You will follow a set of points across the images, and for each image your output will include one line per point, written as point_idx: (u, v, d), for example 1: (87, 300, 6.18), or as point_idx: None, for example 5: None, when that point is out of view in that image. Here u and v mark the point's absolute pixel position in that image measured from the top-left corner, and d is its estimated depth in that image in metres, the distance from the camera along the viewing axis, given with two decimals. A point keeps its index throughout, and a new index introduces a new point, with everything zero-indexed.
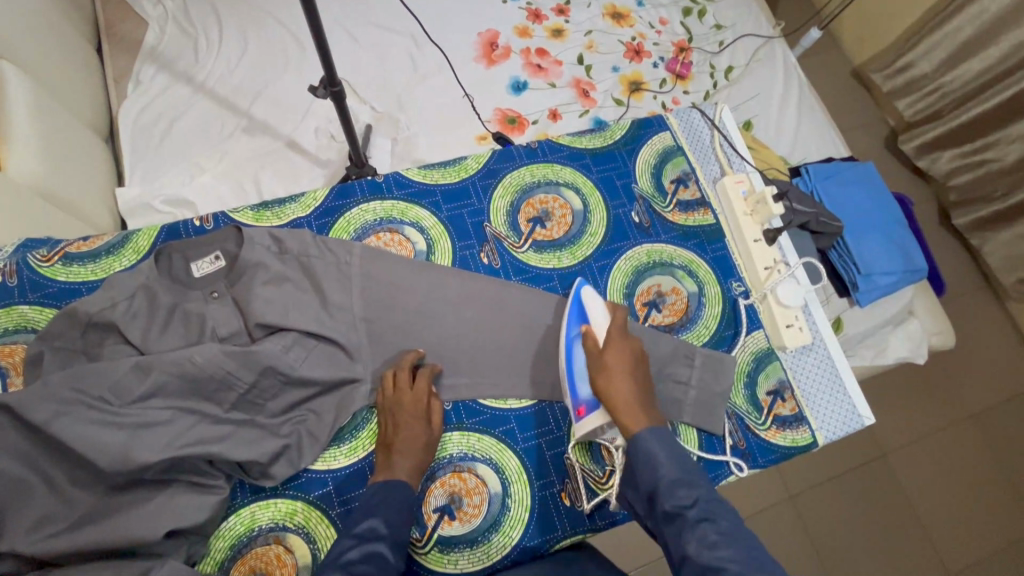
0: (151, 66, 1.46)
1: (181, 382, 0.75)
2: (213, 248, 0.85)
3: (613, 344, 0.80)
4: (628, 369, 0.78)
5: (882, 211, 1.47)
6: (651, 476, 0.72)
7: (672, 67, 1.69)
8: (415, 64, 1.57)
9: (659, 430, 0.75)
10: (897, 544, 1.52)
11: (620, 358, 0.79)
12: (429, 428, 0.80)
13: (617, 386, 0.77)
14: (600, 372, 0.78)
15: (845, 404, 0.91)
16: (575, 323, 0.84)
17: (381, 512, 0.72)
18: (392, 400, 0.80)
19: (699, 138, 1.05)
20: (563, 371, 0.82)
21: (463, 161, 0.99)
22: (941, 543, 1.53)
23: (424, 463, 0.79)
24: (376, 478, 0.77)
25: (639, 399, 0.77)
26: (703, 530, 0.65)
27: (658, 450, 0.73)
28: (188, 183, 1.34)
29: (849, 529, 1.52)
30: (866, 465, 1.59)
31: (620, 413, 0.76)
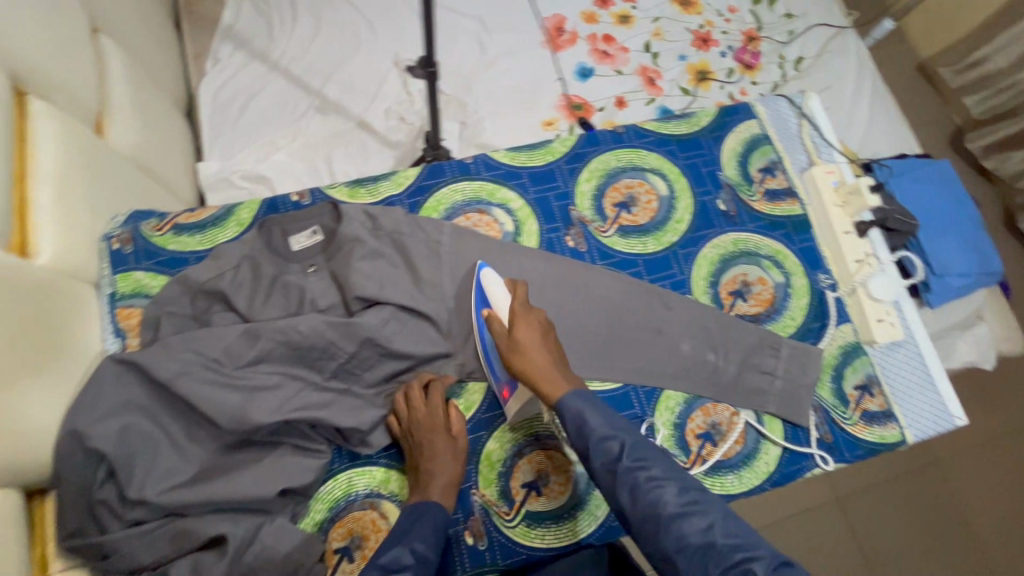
0: (229, 45, 1.50)
1: (285, 350, 0.78)
2: (310, 223, 0.88)
3: (517, 319, 0.79)
4: (536, 340, 0.78)
5: (959, 209, 1.43)
6: (581, 435, 0.70)
7: (740, 57, 1.66)
8: (483, 48, 1.58)
9: (581, 389, 0.74)
10: (952, 553, 1.51)
11: (528, 332, 0.78)
12: (452, 442, 0.79)
13: (529, 359, 0.76)
14: (511, 353, 0.77)
15: (936, 402, 0.90)
16: (479, 308, 0.84)
17: (407, 540, 0.68)
18: (408, 419, 0.79)
19: (787, 127, 1.04)
20: (481, 356, 0.84)
21: (549, 144, 1.00)
22: (996, 553, 1.51)
23: (457, 478, 0.77)
24: (412, 501, 0.75)
25: (552, 366, 0.76)
26: (632, 478, 0.65)
27: (585, 408, 0.72)
28: (264, 160, 1.37)
29: (902, 535, 1.51)
30: (920, 470, 1.58)
31: (538, 384, 0.75)
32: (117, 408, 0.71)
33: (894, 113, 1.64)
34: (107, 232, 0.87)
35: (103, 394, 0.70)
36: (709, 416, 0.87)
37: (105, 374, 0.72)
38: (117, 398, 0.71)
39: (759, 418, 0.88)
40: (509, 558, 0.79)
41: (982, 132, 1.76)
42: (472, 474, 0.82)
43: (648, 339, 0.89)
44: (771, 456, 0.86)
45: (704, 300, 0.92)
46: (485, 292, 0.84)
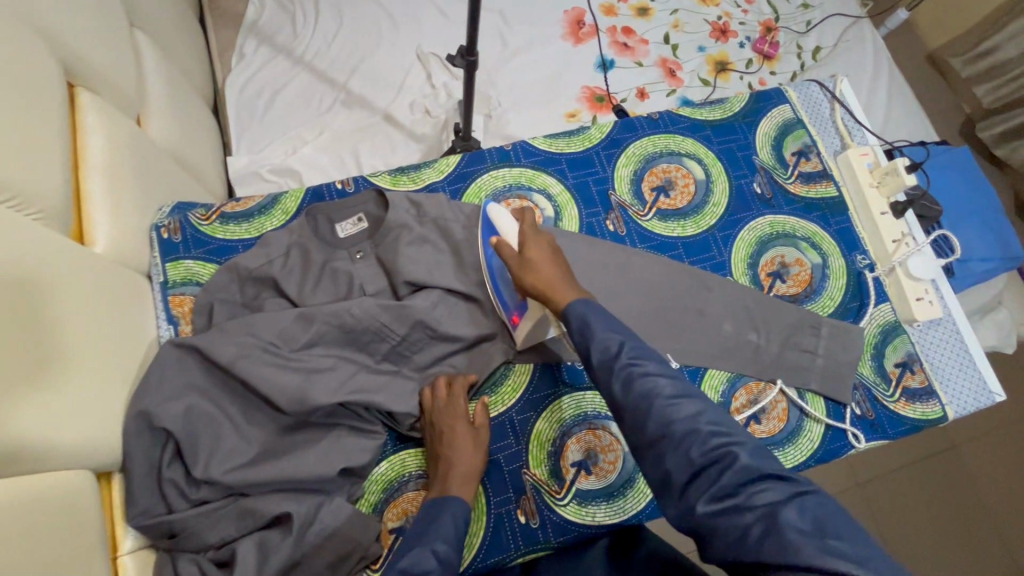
0: (253, 40, 1.51)
1: (339, 333, 0.80)
2: (355, 210, 0.90)
3: (527, 240, 0.79)
4: (546, 258, 0.77)
5: (981, 196, 1.45)
6: (584, 341, 0.67)
7: (758, 47, 1.67)
8: (505, 41, 1.59)
9: (588, 298, 0.72)
10: (973, 535, 1.53)
11: (538, 250, 0.78)
12: (474, 433, 0.78)
13: (537, 272, 0.75)
14: (520, 268, 0.77)
15: (975, 378, 0.91)
16: (488, 239, 0.84)
17: (427, 544, 0.63)
18: (431, 408, 0.79)
19: (819, 110, 1.05)
20: (490, 288, 0.84)
21: (586, 131, 1.01)
22: (1019, 537, 1.53)
23: (475, 469, 0.76)
24: (432, 493, 0.73)
25: (560, 279, 0.74)
26: (629, 374, 0.61)
27: (589, 311, 0.69)
28: (292, 155, 1.38)
29: (922, 519, 1.53)
30: (937, 455, 1.60)
31: (545, 295, 0.74)
32: (181, 390, 0.72)
33: (912, 101, 1.66)
34: (155, 222, 0.88)
35: (167, 377, 0.72)
36: (753, 394, 0.88)
37: (167, 358, 0.73)
38: (180, 380, 0.72)
39: (801, 396, 0.89)
40: (562, 536, 0.80)
41: (993, 121, 1.76)
42: (522, 454, 0.84)
43: (690, 320, 0.90)
44: (815, 434, 0.87)
45: (743, 281, 0.94)
46: (493, 222, 0.84)
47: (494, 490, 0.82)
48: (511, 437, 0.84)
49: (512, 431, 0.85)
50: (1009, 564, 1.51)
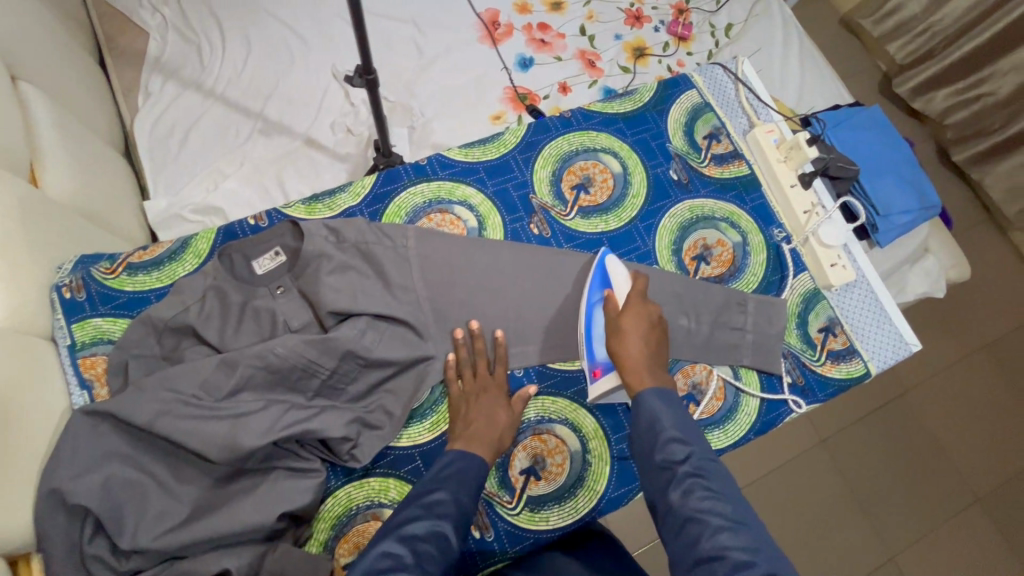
0: (158, 76, 1.45)
1: (265, 374, 0.77)
2: (271, 244, 0.87)
3: (630, 308, 0.81)
4: (641, 331, 0.80)
5: (894, 152, 1.53)
6: (653, 432, 0.73)
7: (673, 30, 1.70)
8: (421, 51, 1.58)
9: (663, 389, 0.77)
10: (928, 474, 1.64)
11: (636, 322, 0.81)
12: (511, 412, 0.83)
13: (628, 347, 0.79)
14: (616, 336, 0.81)
15: (892, 332, 0.96)
16: (596, 287, 0.86)
17: (450, 488, 0.72)
18: (474, 385, 0.84)
19: (725, 92, 1.08)
20: (581, 334, 0.86)
21: (501, 136, 1.00)
22: (965, 467, 1.66)
23: (499, 443, 0.80)
24: (455, 446, 0.78)
25: (646, 365, 0.78)
26: (689, 483, 0.67)
27: (661, 409, 0.74)
28: (213, 190, 1.34)
29: (882, 468, 1.62)
30: (889, 404, 1.69)
31: (623, 370, 0.79)
32: (98, 459, 0.69)
33: (823, 67, 1.72)
34: (55, 282, 0.83)
35: (80, 448, 0.68)
36: (689, 377, 0.91)
37: (78, 428, 0.70)
38: (95, 449, 0.69)
39: (735, 373, 0.93)
40: (517, 545, 0.81)
41: (907, 76, 1.85)
42: None
43: None
44: (752, 408, 0.91)
45: (670, 269, 0.95)
46: (606, 273, 0.86)
47: None
48: None
49: None
50: (960, 495, 1.63)
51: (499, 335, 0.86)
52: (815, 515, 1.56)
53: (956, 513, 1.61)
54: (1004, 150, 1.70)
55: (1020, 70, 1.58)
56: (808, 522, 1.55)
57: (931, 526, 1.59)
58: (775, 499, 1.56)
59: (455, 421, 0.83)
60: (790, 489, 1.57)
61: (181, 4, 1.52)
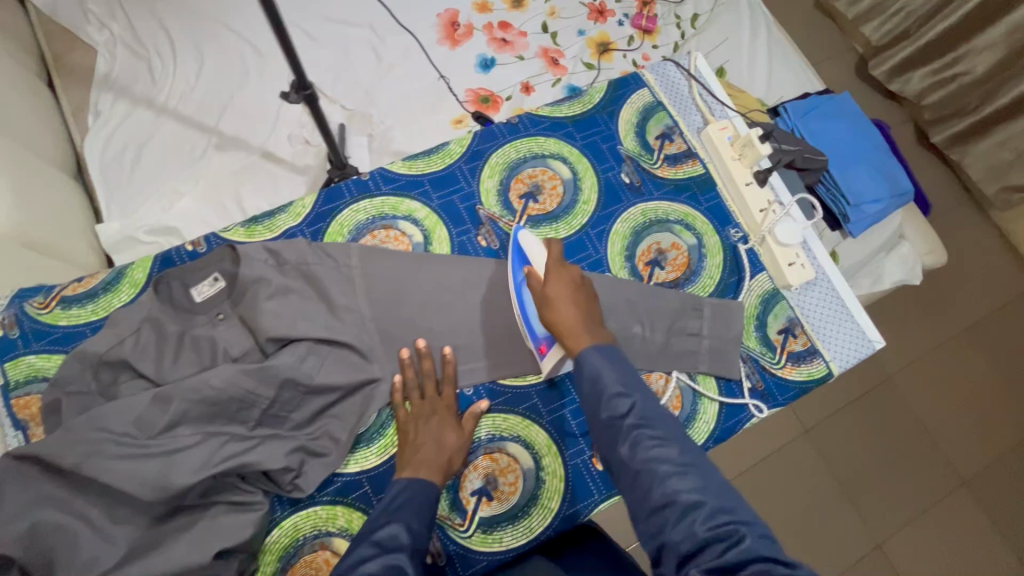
0: (108, 94, 1.42)
1: (202, 408, 0.75)
2: (210, 270, 0.85)
3: (554, 275, 0.79)
4: (567, 296, 0.77)
5: (865, 139, 1.49)
6: (596, 390, 0.70)
7: (637, 23, 1.66)
8: (379, 56, 1.54)
9: (601, 344, 0.74)
10: (913, 460, 1.62)
11: (561, 288, 0.78)
12: (461, 434, 0.81)
13: (558, 312, 0.76)
14: (544, 305, 0.77)
15: (855, 330, 0.93)
16: (518, 267, 0.84)
17: (401, 519, 0.69)
18: (421, 408, 0.82)
19: (677, 89, 1.05)
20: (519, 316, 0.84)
21: (446, 146, 0.98)
22: (950, 450, 1.65)
23: (447, 463, 0.78)
24: (401, 475, 0.76)
25: (581, 325, 0.75)
26: (637, 434, 0.65)
27: (602, 364, 0.71)
28: (169, 210, 1.32)
29: (866, 455, 1.61)
30: (873, 390, 1.67)
31: (561, 336, 0.75)
32: (27, 505, 0.67)
33: (792, 55, 1.69)
34: None
35: (8, 495, 0.67)
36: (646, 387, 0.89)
37: (6, 474, 0.68)
38: (24, 495, 0.67)
39: (693, 377, 0.90)
40: (469, 568, 0.80)
41: (882, 58, 1.83)
42: None
43: None
44: (710, 413, 0.88)
45: (623, 276, 0.93)
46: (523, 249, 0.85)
47: None
48: None
49: None
50: (945, 479, 1.62)
51: (448, 352, 0.84)
52: (801, 506, 1.54)
53: (941, 496, 1.60)
54: (979, 132, 1.70)
55: (994, 49, 1.57)
56: (794, 514, 1.53)
57: (917, 510, 1.58)
58: (761, 493, 1.54)
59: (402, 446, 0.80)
60: (775, 482, 1.55)
61: (130, 20, 1.49)
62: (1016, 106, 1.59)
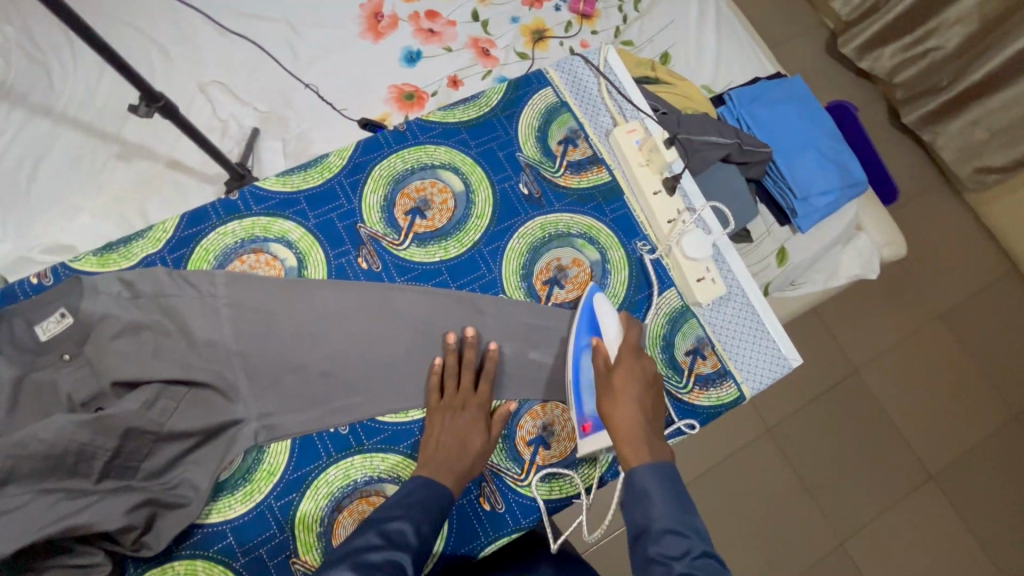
0: (2, 103, 1.32)
1: (32, 464, 0.68)
2: (57, 305, 0.76)
3: (622, 364, 0.75)
4: (634, 394, 0.73)
5: (813, 127, 1.41)
6: (644, 516, 0.66)
7: (575, 7, 1.56)
8: (296, 52, 1.44)
9: (660, 464, 0.69)
10: (879, 456, 1.55)
11: (628, 382, 0.73)
12: (488, 437, 0.77)
13: (619, 410, 0.71)
14: (607, 395, 0.73)
15: (771, 348, 0.87)
16: (584, 332, 0.79)
17: (413, 516, 0.68)
18: (449, 403, 0.78)
19: (585, 88, 0.97)
20: (569, 382, 0.79)
21: (326, 159, 0.90)
22: (917, 443, 1.57)
23: (469, 469, 0.74)
24: (420, 471, 0.73)
25: (640, 430, 0.70)
26: None
27: (657, 492, 0.67)
28: (68, 227, 1.24)
29: (830, 453, 1.53)
30: (838, 385, 1.60)
31: (618, 439, 0.70)
32: None
33: (743, 36, 1.59)
34: None
35: None
36: (539, 419, 0.82)
37: None
38: None
39: None
40: None
41: (851, 34, 1.73)
42: (289, 542, 0.76)
43: None
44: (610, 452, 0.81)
45: (518, 296, 0.86)
46: (596, 317, 0.79)
47: None
48: (273, 527, 0.76)
49: (274, 519, 0.76)
50: (913, 475, 1.54)
51: (493, 348, 0.81)
52: (760, 508, 1.47)
53: (908, 493, 1.52)
54: (952, 110, 1.60)
55: (965, 22, 1.47)
56: (752, 516, 1.46)
57: (882, 507, 1.50)
58: (718, 496, 1.47)
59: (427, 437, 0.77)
60: (734, 486, 1.47)
61: (27, 22, 1.39)
62: (990, 82, 1.48)
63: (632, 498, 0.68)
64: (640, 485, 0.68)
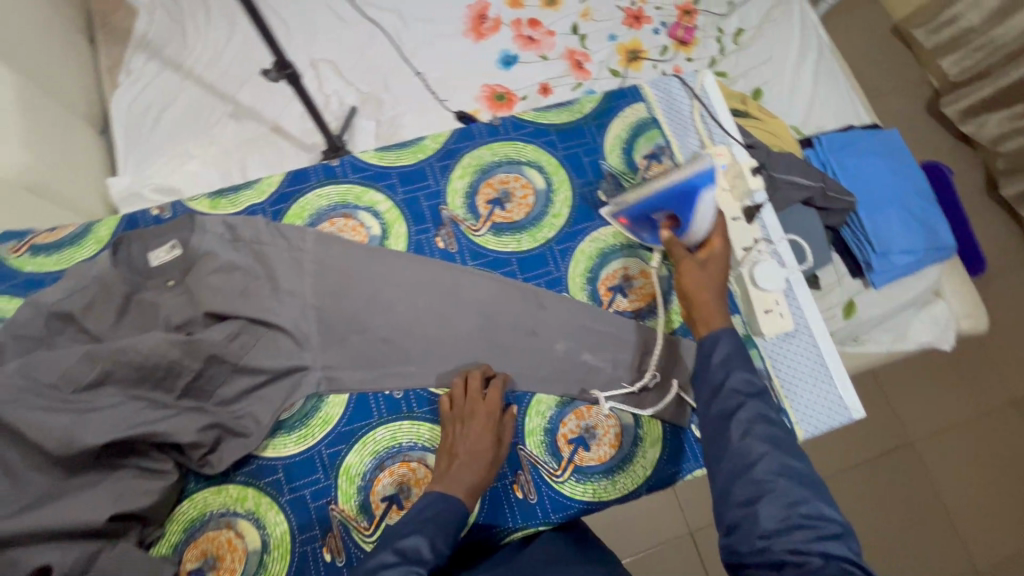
0: (141, 55, 1.48)
1: (129, 371, 0.76)
2: (169, 238, 0.85)
3: (711, 254, 0.81)
4: (719, 278, 0.79)
5: (905, 183, 1.36)
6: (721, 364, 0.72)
7: (674, 33, 1.58)
8: (402, 41, 1.53)
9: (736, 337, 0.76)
10: (923, 537, 1.45)
11: (715, 268, 0.80)
12: (497, 446, 0.76)
13: (705, 287, 0.78)
14: (697, 271, 0.79)
15: (831, 395, 0.86)
16: (667, 200, 0.81)
17: (426, 531, 0.66)
18: (463, 410, 0.78)
19: (677, 107, 0.99)
20: (632, 199, 0.84)
21: (422, 141, 0.96)
22: (970, 535, 1.46)
23: (481, 482, 0.73)
24: (434, 488, 0.72)
25: (720, 305, 0.77)
26: (754, 421, 0.67)
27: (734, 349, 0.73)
28: (177, 171, 1.35)
29: (869, 523, 1.46)
30: (889, 455, 1.51)
31: (699, 307, 0.77)
32: None
33: (843, 80, 1.55)
34: None
35: None
36: (583, 420, 0.84)
37: None
38: None
39: (637, 420, 0.84)
40: None
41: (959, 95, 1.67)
42: (331, 489, 0.80)
43: (522, 341, 0.86)
44: (652, 432, 0.84)
45: (581, 298, 0.89)
46: (693, 208, 0.79)
47: (299, 527, 0.79)
48: (320, 472, 0.81)
49: (321, 465, 0.81)
50: (960, 566, 1.43)
51: (505, 374, 0.82)
52: None
53: None
54: None
55: None
56: None
57: None
58: None
59: (442, 450, 0.77)
60: None
61: None
62: None
63: (704, 351, 0.75)
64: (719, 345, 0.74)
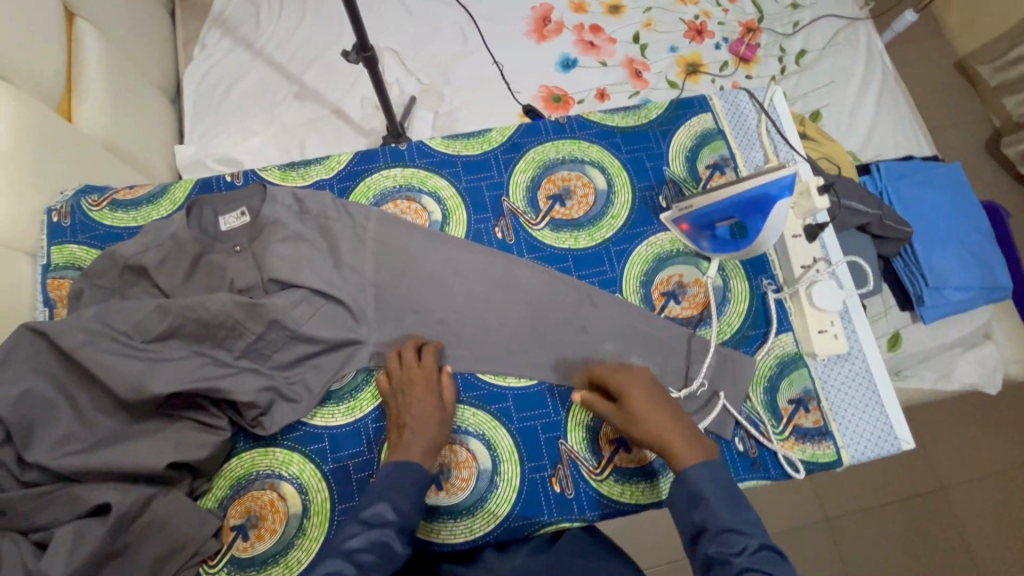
0: (217, 31, 1.54)
1: (195, 327, 0.79)
2: (239, 204, 0.87)
3: (630, 389, 0.75)
4: (658, 410, 0.72)
5: (965, 218, 1.33)
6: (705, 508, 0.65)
7: (735, 49, 1.58)
8: (464, 38, 1.56)
9: (711, 458, 0.69)
10: None
11: (643, 399, 0.73)
12: (443, 403, 0.79)
13: (655, 429, 0.71)
14: (631, 423, 0.73)
15: (881, 424, 0.85)
16: (740, 208, 0.82)
17: (390, 497, 0.69)
18: (402, 378, 0.80)
19: (744, 121, 0.99)
20: (701, 204, 0.85)
21: (488, 133, 0.98)
22: None
23: (438, 442, 0.76)
24: (391, 458, 0.74)
25: (677, 432, 0.70)
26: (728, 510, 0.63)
27: (711, 489, 0.66)
28: (239, 145, 1.40)
29: (895, 565, 1.41)
30: (920, 497, 1.47)
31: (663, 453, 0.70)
32: (24, 372, 0.72)
33: (905, 110, 1.53)
34: (48, 205, 0.93)
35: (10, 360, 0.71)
36: None
37: (17, 340, 0.73)
38: (24, 364, 0.72)
39: None
40: None
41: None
42: (373, 463, 0.82)
43: (572, 337, 0.86)
44: None
45: (634, 300, 0.89)
46: (767, 215, 0.80)
47: (340, 497, 0.80)
48: (364, 445, 0.83)
49: (367, 439, 0.83)
50: None
51: (434, 341, 0.85)
52: None
53: None
54: None
55: None
56: None
57: None
58: None
59: (392, 423, 0.79)
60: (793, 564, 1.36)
61: None
62: None
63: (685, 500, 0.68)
64: (693, 487, 0.67)
